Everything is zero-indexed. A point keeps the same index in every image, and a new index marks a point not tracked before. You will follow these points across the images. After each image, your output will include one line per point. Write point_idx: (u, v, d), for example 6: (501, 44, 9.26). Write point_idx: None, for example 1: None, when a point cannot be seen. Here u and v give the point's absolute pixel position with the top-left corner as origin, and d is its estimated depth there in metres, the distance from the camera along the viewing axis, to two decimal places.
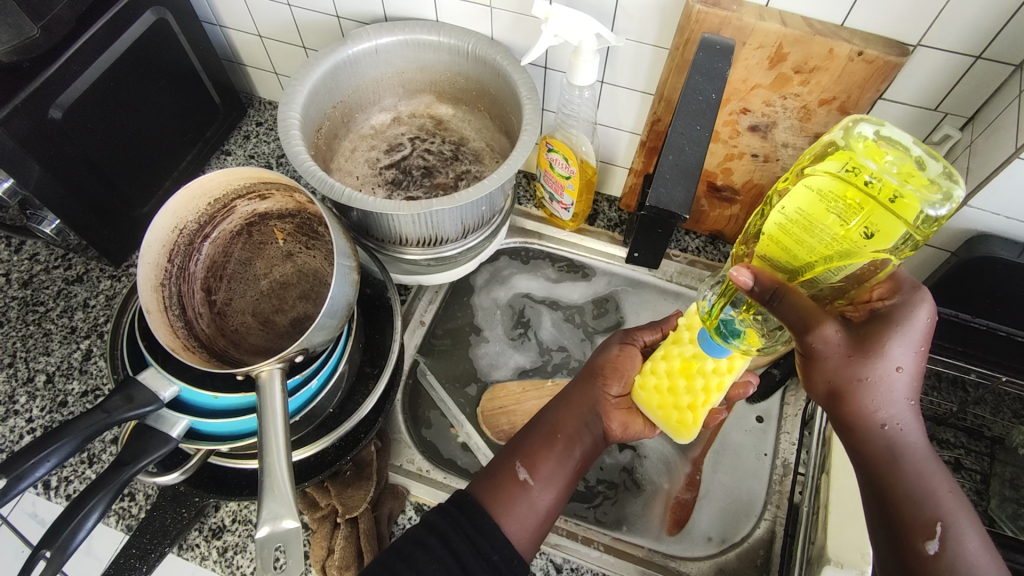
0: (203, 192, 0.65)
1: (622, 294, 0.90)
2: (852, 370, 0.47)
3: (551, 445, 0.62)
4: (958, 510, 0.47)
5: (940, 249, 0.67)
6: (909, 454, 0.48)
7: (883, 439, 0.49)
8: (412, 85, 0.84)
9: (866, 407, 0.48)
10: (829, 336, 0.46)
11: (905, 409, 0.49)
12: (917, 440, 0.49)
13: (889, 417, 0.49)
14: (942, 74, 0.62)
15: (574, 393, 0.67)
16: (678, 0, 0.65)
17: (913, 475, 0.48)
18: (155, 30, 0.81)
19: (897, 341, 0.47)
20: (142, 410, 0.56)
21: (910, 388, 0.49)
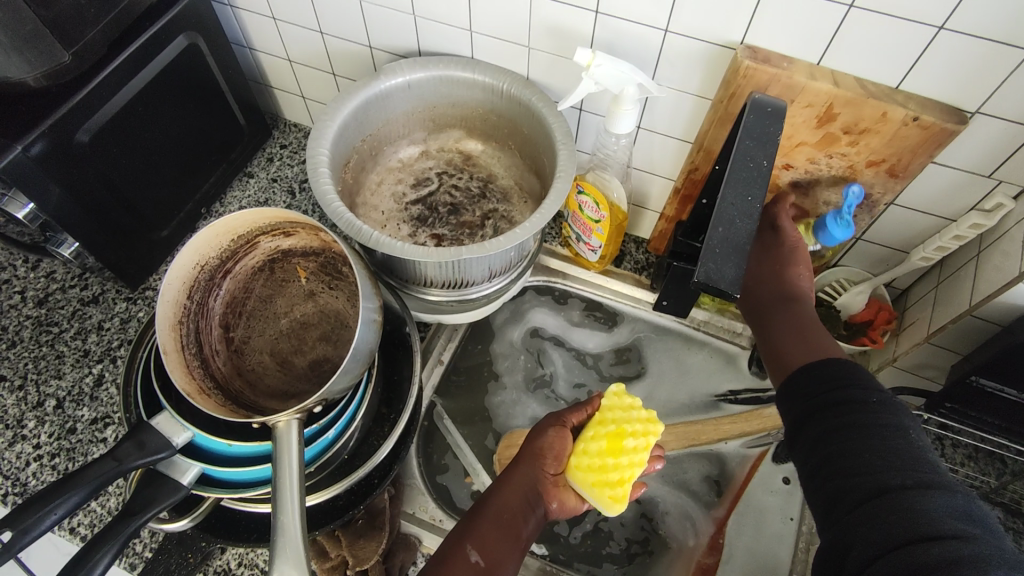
0: (227, 229, 0.63)
1: (645, 341, 0.88)
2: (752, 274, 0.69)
3: (491, 524, 0.57)
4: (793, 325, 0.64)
5: (989, 322, 0.64)
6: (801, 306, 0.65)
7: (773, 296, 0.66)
8: (442, 120, 0.83)
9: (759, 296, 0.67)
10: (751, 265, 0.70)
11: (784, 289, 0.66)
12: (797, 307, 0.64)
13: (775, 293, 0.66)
14: (999, 143, 0.60)
15: (511, 478, 0.62)
16: (724, 53, 0.63)
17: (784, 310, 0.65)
18: (186, 53, 0.79)
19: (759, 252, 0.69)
20: (155, 457, 0.54)
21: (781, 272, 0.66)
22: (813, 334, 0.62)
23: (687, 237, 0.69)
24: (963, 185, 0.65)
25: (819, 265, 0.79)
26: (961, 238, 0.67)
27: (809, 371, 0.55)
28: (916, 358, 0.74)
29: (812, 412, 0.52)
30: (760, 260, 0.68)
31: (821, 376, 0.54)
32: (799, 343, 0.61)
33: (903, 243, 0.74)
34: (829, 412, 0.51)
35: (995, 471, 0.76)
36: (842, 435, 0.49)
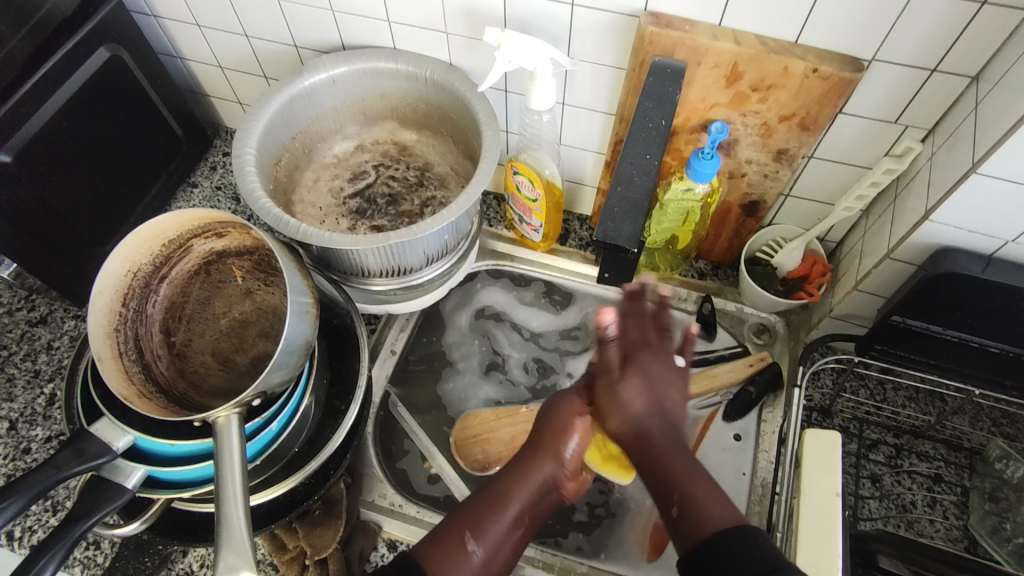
0: (156, 234, 0.64)
1: (593, 315, 0.88)
2: (651, 424, 0.51)
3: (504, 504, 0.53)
4: (689, 479, 0.47)
5: (906, 263, 0.65)
6: (668, 454, 0.49)
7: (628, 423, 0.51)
8: (373, 112, 0.83)
9: (667, 464, 0.48)
10: (626, 395, 0.52)
11: (645, 412, 0.51)
12: (657, 421, 0.51)
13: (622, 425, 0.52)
14: (900, 88, 0.62)
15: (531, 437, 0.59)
16: (630, 21, 0.64)
17: (679, 464, 0.48)
18: (111, 67, 0.80)
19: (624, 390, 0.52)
20: (96, 463, 0.55)
21: (640, 400, 0.51)
22: (692, 483, 0.47)
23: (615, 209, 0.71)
24: (873, 132, 0.67)
25: (753, 226, 0.81)
26: (877, 184, 0.69)
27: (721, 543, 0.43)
28: (851, 306, 0.75)
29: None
30: (641, 383, 0.52)
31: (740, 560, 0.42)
32: (662, 404, 0.51)
33: (829, 196, 0.76)
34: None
35: (936, 409, 0.77)
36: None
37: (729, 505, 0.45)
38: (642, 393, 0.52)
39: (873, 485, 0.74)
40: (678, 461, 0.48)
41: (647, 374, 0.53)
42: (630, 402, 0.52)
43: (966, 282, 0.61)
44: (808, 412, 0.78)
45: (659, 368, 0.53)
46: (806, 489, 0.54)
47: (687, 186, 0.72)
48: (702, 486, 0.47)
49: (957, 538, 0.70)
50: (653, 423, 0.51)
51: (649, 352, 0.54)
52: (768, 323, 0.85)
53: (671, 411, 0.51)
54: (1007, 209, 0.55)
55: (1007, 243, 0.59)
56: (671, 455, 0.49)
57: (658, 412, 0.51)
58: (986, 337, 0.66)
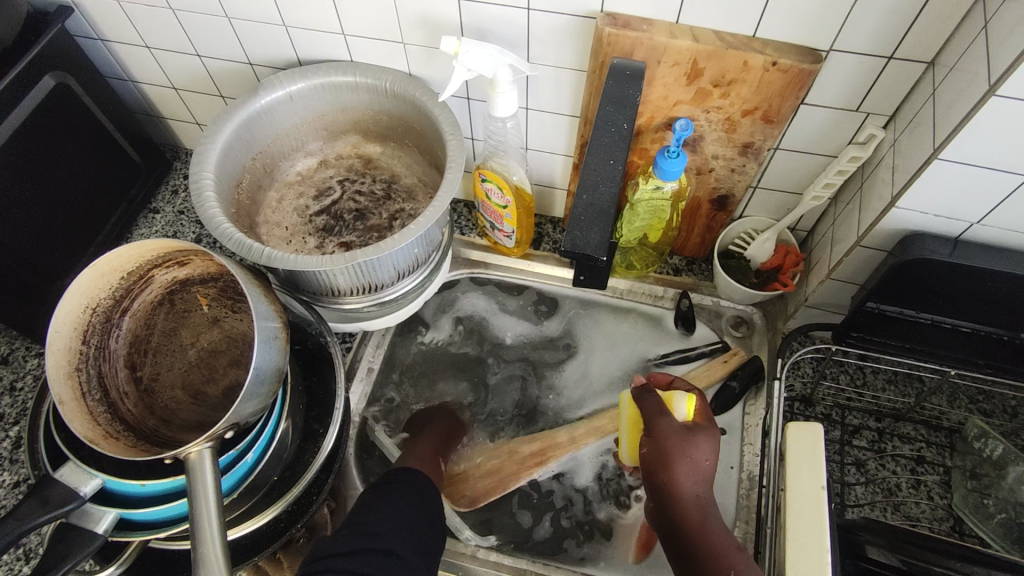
0: (114, 268, 0.62)
1: (572, 319, 0.88)
2: (699, 500, 0.56)
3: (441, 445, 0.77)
4: (739, 557, 0.53)
5: (876, 250, 0.66)
6: (711, 536, 0.54)
7: (691, 506, 0.56)
8: (335, 126, 0.82)
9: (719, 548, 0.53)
10: (701, 461, 0.57)
11: (702, 487, 0.57)
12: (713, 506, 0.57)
13: (697, 489, 0.57)
14: (859, 77, 0.62)
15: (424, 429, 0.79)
16: (588, 23, 0.64)
17: (719, 532, 0.55)
18: (58, 95, 0.77)
19: (700, 452, 0.57)
20: (63, 510, 0.52)
21: (707, 471, 0.57)
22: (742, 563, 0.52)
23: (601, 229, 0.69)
24: (836, 121, 0.67)
25: (724, 220, 0.81)
26: (844, 172, 0.69)
27: None
28: (825, 294, 0.76)
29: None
30: (708, 454, 0.58)
31: None
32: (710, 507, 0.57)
33: (796, 186, 0.76)
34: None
35: (915, 391, 0.78)
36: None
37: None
38: (713, 456, 0.58)
39: (858, 471, 0.74)
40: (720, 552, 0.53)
41: (696, 464, 0.57)
42: (676, 487, 0.56)
43: (935, 266, 0.61)
44: (790, 403, 0.78)
45: (704, 459, 0.57)
46: (790, 483, 0.54)
47: (652, 186, 0.71)
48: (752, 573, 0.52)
49: (943, 518, 0.71)
50: (694, 509, 0.56)
51: (712, 439, 0.59)
52: (745, 315, 0.84)
53: (707, 505, 0.57)
54: (970, 191, 0.56)
55: (972, 225, 0.59)
56: (710, 528, 0.55)
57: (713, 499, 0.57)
58: (959, 319, 0.67)
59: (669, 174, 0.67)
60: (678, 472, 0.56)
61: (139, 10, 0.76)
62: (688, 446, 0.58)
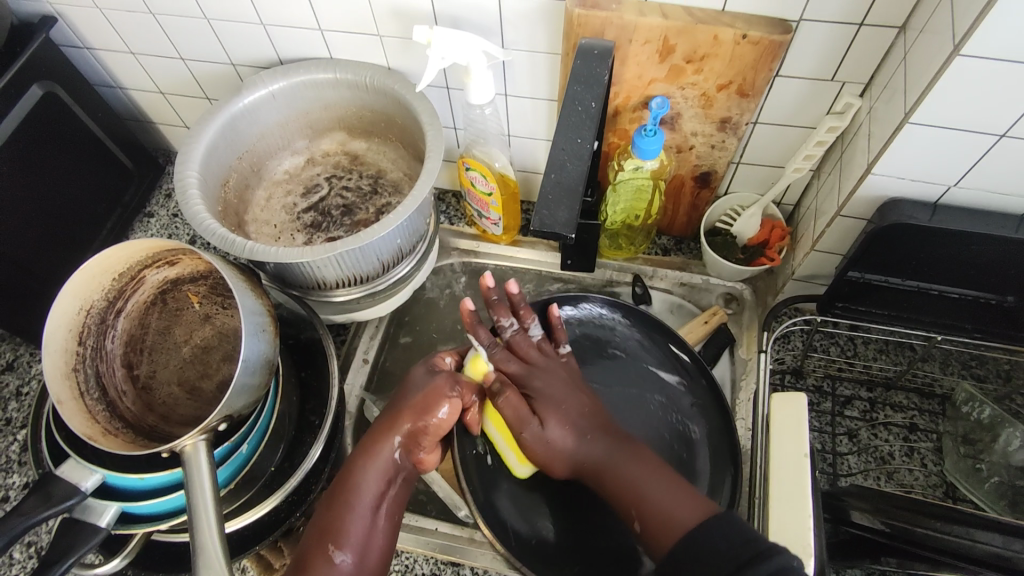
0: (106, 269, 0.63)
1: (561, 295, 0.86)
2: (588, 455, 0.55)
3: (348, 498, 0.51)
4: (649, 492, 0.52)
5: (856, 219, 0.66)
6: (611, 478, 0.54)
7: (575, 464, 0.56)
8: (320, 124, 0.83)
9: (621, 482, 0.54)
10: (554, 433, 0.56)
11: (587, 442, 0.56)
12: (601, 449, 0.55)
13: (573, 450, 0.56)
14: (832, 46, 0.62)
15: (377, 426, 0.55)
16: (558, 7, 0.64)
17: (627, 476, 0.54)
18: (46, 105, 0.78)
19: (550, 423, 0.56)
20: (65, 505, 0.54)
21: (570, 431, 0.56)
22: (647, 493, 0.52)
23: (586, 213, 0.69)
24: (813, 92, 0.67)
25: (709, 196, 0.81)
26: (824, 143, 0.69)
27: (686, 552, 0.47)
28: (811, 266, 0.76)
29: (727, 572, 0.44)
30: (560, 424, 0.56)
31: (713, 556, 0.46)
32: (584, 445, 0.56)
33: (779, 159, 0.76)
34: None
35: (906, 358, 0.78)
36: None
37: (691, 498, 0.51)
38: (565, 427, 0.56)
39: (850, 441, 0.74)
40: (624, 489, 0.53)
41: (551, 437, 0.56)
42: (550, 460, 0.56)
43: (916, 231, 0.61)
44: (781, 375, 0.78)
45: (553, 432, 0.56)
46: (773, 451, 0.55)
47: (631, 166, 0.73)
48: (656, 493, 0.52)
49: (936, 484, 0.71)
50: (569, 463, 0.56)
51: (555, 411, 0.57)
52: (735, 291, 0.83)
53: (585, 455, 0.56)
54: (945, 153, 0.56)
55: (950, 188, 0.59)
56: (618, 471, 0.54)
57: (608, 437, 0.56)
58: (946, 285, 0.67)
59: (646, 153, 0.66)
60: (528, 449, 0.56)
61: (122, 17, 0.78)
62: (534, 423, 0.56)
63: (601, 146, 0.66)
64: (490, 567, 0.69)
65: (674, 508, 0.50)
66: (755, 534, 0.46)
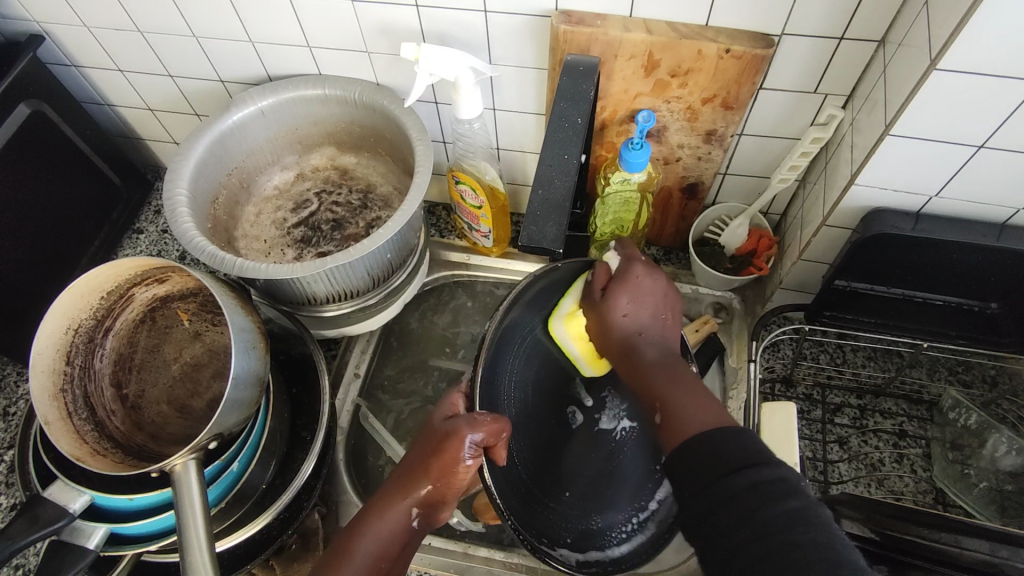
0: (94, 288, 0.63)
1: None
2: (627, 326, 0.57)
3: (365, 533, 0.51)
4: (670, 394, 0.51)
5: (841, 228, 0.66)
6: (647, 371, 0.54)
7: (621, 337, 0.57)
8: (309, 139, 0.83)
9: (661, 389, 0.52)
10: (620, 307, 0.57)
11: (644, 317, 0.57)
12: (649, 349, 0.56)
13: (628, 320, 0.57)
14: (813, 59, 0.63)
15: (404, 468, 0.55)
16: (544, 23, 0.65)
17: (665, 379, 0.53)
18: (34, 123, 0.78)
19: (620, 293, 0.57)
20: (52, 528, 0.54)
21: (651, 306, 0.57)
22: (678, 410, 0.50)
23: (576, 226, 0.69)
24: (796, 105, 0.68)
25: (696, 208, 0.82)
26: (808, 154, 0.70)
27: (704, 444, 0.45)
28: (799, 274, 0.77)
29: (708, 479, 0.44)
30: (637, 301, 0.57)
31: (715, 453, 0.44)
32: (649, 332, 0.57)
33: (764, 170, 0.77)
34: (729, 484, 0.42)
35: (894, 365, 0.79)
36: (737, 501, 0.41)
37: (711, 407, 0.49)
38: (632, 302, 0.57)
39: (840, 448, 0.75)
40: (664, 372, 0.54)
41: (620, 310, 0.57)
42: (614, 316, 0.57)
43: (899, 240, 0.62)
44: (772, 384, 0.79)
45: (622, 302, 0.57)
46: None
47: (618, 178, 0.73)
48: (676, 396, 0.51)
49: (926, 490, 0.71)
50: (621, 339, 0.57)
51: (630, 285, 0.57)
52: (724, 301, 0.84)
53: (638, 329, 0.57)
54: (925, 164, 0.57)
55: (931, 198, 0.60)
56: (651, 375, 0.54)
57: (659, 333, 0.57)
58: (931, 292, 0.68)
59: (634, 165, 0.67)
60: (604, 308, 0.58)
61: (109, 35, 0.78)
62: (615, 294, 0.57)
63: (588, 159, 0.66)
64: None
65: (692, 414, 0.49)
66: (757, 444, 0.44)
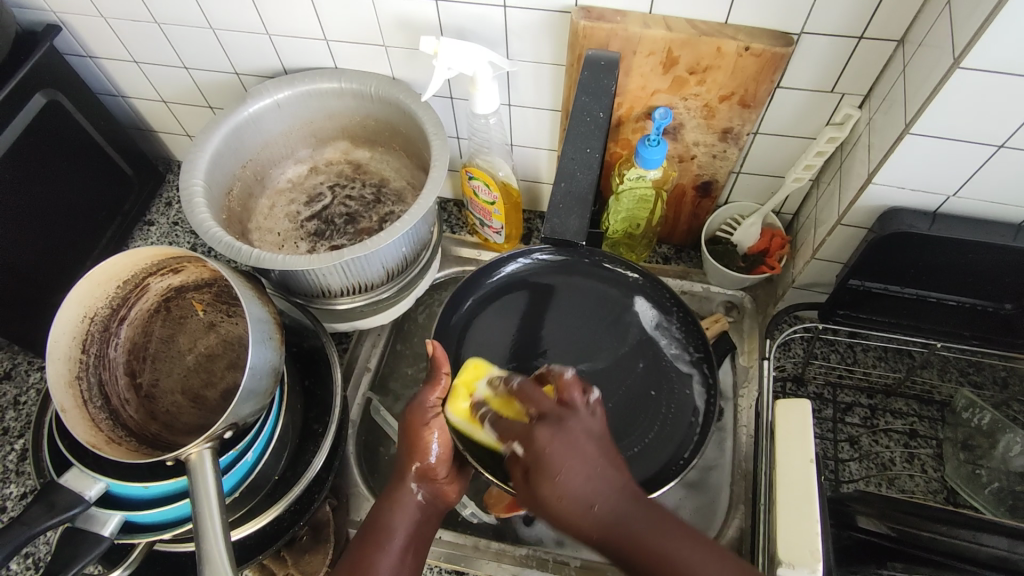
0: (110, 276, 0.63)
1: None
2: (576, 479, 0.44)
3: (380, 535, 0.52)
4: (696, 563, 0.42)
5: (857, 228, 0.67)
6: (632, 543, 0.43)
7: (595, 516, 0.43)
8: (324, 133, 0.83)
9: (681, 568, 0.42)
10: (582, 485, 0.44)
11: (603, 477, 0.44)
12: (624, 504, 0.44)
13: (576, 484, 0.44)
14: (832, 58, 0.63)
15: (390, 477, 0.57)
16: (563, 18, 0.65)
17: (675, 550, 0.43)
18: (49, 112, 0.78)
19: (566, 470, 0.44)
20: (68, 514, 0.53)
21: (596, 451, 0.45)
22: (688, 569, 0.42)
23: None
24: (813, 103, 0.68)
25: (710, 206, 0.82)
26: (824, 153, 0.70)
27: None
28: (812, 274, 0.77)
29: None
30: (580, 457, 0.45)
31: None
32: (600, 498, 0.44)
33: (778, 169, 0.78)
34: None
35: (906, 366, 0.79)
36: None
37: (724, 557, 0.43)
38: (584, 463, 0.44)
39: (852, 447, 0.75)
40: (645, 535, 0.43)
41: (576, 472, 0.44)
42: (560, 486, 0.44)
43: (915, 239, 0.62)
44: (783, 383, 0.79)
45: (576, 468, 0.44)
46: (781, 458, 0.55)
47: (634, 175, 0.73)
48: (702, 567, 0.42)
49: (937, 490, 0.71)
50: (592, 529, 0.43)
51: (571, 432, 0.46)
52: (736, 300, 0.84)
53: (609, 516, 0.44)
54: (944, 163, 0.57)
55: (948, 198, 0.60)
56: (671, 554, 0.43)
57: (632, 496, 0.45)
58: (944, 292, 0.68)
59: (651, 162, 0.67)
60: (546, 476, 0.44)
61: (126, 26, 0.78)
62: (565, 437, 0.45)
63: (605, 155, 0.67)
64: None
65: (709, 570, 0.42)
66: None
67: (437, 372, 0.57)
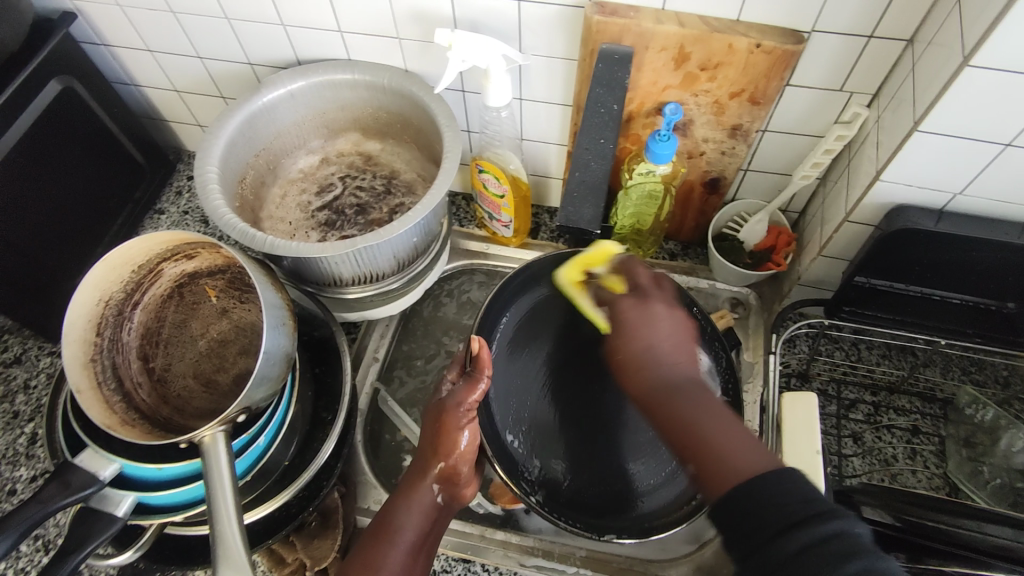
0: (125, 261, 0.64)
1: None
2: (639, 312, 0.53)
3: (396, 530, 0.54)
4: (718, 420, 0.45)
5: (863, 224, 0.67)
6: (679, 408, 0.47)
7: (656, 377, 0.49)
8: (336, 124, 0.84)
9: (694, 410, 0.46)
10: (664, 320, 0.52)
11: (670, 339, 0.51)
12: (678, 374, 0.49)
13: (651, 347, 0.51)
14: (841, 56, 0.64)
15: (410, 471, 0.59)
16: (576, 13, 0.65)
17: (688, 406, 0.46)
18: (64, 99, 0.79)
19: (645, 323, 0.52)
20: (83, 494, 0.54)
21: (673, 330, 0.52)
22: (713, 435, 0.44)
23: None
24: (822, 101, 0.69)
25: (717, 202, 0.83)
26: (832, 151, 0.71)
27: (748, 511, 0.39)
28: (817, 271, 0.78)
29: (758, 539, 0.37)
30: (662, 317, 0.53)
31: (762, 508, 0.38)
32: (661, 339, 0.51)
33: (786, 167, 0.78)
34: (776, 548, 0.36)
35: (909, 364, 0.80)
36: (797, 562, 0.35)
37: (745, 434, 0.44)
38: (662, 310, 0.53)
39: (855, 443, 0.75)
40: (689, 394, 0.47)
41: (659, 320, 0.53)
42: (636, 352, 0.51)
43: (921, 237, 0.63)
44: (787, 378, 0.80)
45: (660, 330, 0.52)
46: (787, 449, 0.56)
47: (643, 171, 0.74)
48: (730, 432, 0.44)
49: (939, 486, 0.72)
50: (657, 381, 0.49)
51: (651, 309, 0.53)
52: (741, 297, 0.85)
53: (668, 367, 0.50)
54: (952, 160, 0.58)
55: (955, 196, 0.61)
56: (698, 420, 0.45)
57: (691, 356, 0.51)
58: (949, 290, 0.69)
59: (660, 156, 0.68)
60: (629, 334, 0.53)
61: (142, 16, 0.79)
62: (650, 312, 0.54)
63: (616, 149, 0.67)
64: (501, 563, 0.70)
65: (731, 450, 0.42)
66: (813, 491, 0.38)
67: (478, 372, 0.58)
